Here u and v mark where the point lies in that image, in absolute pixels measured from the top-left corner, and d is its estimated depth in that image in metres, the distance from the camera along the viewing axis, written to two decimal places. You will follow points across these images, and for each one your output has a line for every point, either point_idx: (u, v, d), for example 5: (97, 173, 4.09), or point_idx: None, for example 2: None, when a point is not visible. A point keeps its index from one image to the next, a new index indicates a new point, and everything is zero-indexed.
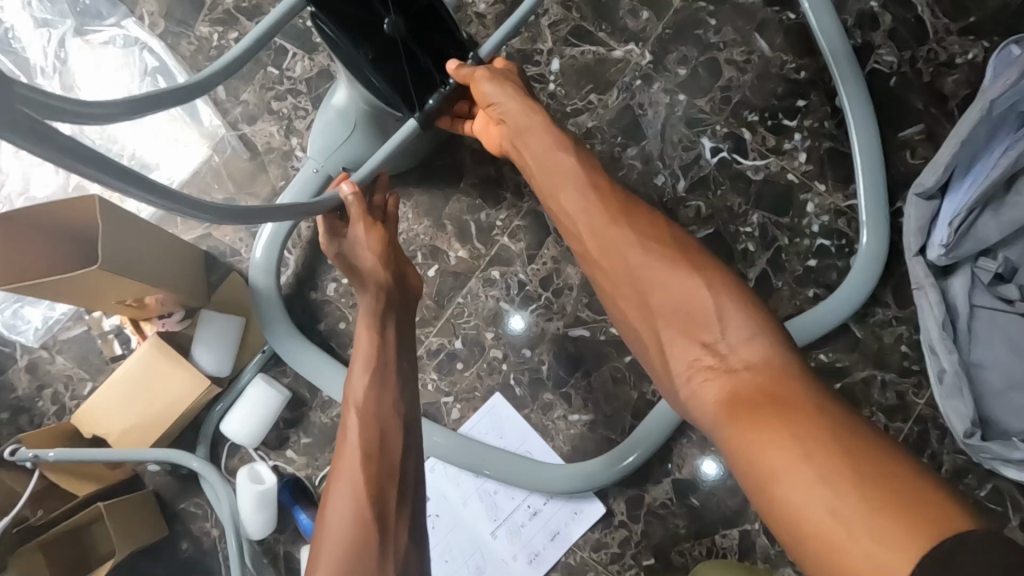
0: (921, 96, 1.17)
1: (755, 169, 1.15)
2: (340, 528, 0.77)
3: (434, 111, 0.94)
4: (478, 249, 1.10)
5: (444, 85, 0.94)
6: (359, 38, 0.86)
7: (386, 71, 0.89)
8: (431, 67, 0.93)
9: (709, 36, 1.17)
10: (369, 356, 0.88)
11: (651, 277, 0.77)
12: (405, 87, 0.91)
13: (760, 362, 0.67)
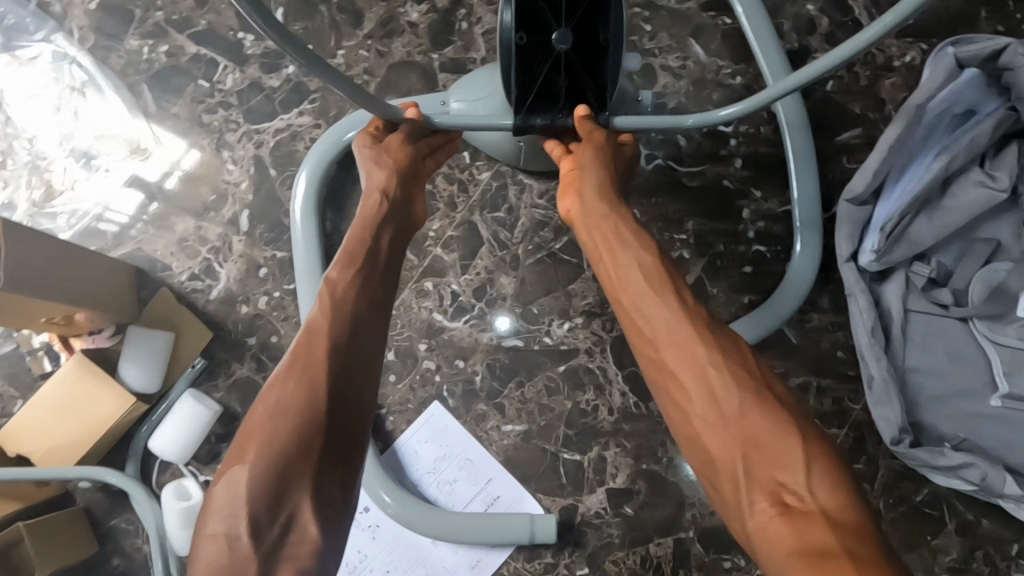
0: (858, 99, 1.17)
1: (690, 176, 1.14)
2: (289, 421, 0.73)
3: (532, 126, 0.92)
4: (410, 261, 1.10)
5: (562, 116, 0.93)
6: (524, 24, 0.88)
7: (526, 66, 0.89)
8: (564, 96, 0.92)
9: (644, 42, 1.16)
10: (353, 250, 0.89)
11: (741, 413, 0.73)
12: (528, 85, 0.90)
13: (842, 517, 0.65)
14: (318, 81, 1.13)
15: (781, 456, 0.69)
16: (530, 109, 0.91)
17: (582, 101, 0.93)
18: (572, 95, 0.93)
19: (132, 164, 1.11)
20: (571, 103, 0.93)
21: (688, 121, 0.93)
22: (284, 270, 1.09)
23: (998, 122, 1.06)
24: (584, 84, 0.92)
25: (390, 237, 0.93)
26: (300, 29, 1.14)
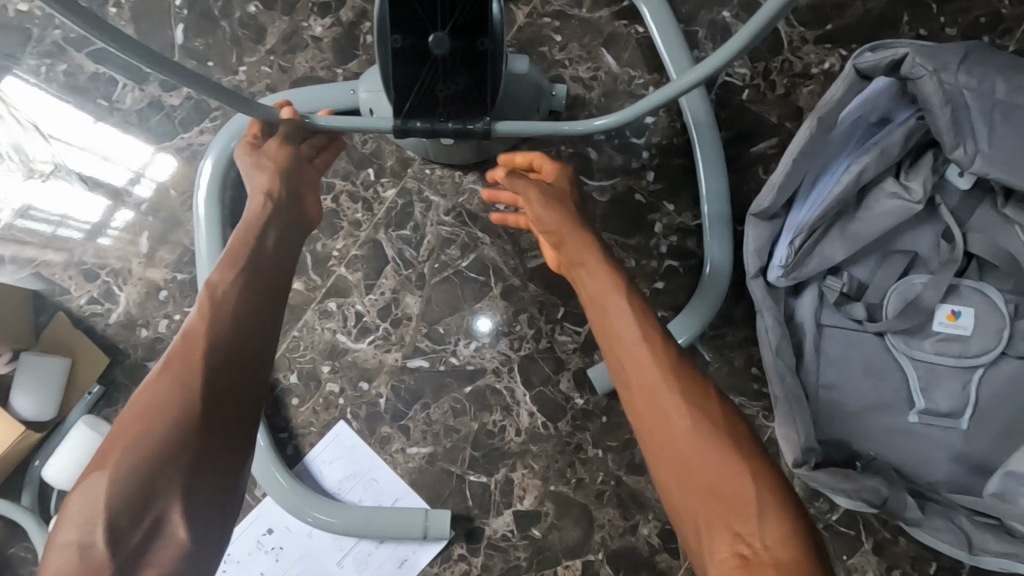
0: (775, 108, 1.14)
1: (600, 190, 1.12)
2: (161, 432, 0.69)
3: (411, 130, 0.80)
4: (313, 281, 1.08)
5: (440, 123, 0.80)
6: (399, 22, 0.79)
7: (401, 69, 0.80)
8: (443, 102, 0.80)
9: (554, 53, 1.14)
10: (237, 256, 0.85)
11: (700, 459, 0.71)
12: (404, 90, 0.79)
13: (795, 569, 0.63)
14: (219, 99, 1.11)
15: (735, 499, 0.68)
16: (408, 112, 0.79)
17: (463, 112, 0.80)
18: (453, 101, 0.80)
19: (97, 170, 1.10)
20: (452, 110, 0.80)
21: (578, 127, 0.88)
22: (183, 292, 1.07)
23: (910, 133, 1.02)
24: (465, 91, 0.80)
25: (275, 243, 0.89)
26: (201, 46, 1.12)
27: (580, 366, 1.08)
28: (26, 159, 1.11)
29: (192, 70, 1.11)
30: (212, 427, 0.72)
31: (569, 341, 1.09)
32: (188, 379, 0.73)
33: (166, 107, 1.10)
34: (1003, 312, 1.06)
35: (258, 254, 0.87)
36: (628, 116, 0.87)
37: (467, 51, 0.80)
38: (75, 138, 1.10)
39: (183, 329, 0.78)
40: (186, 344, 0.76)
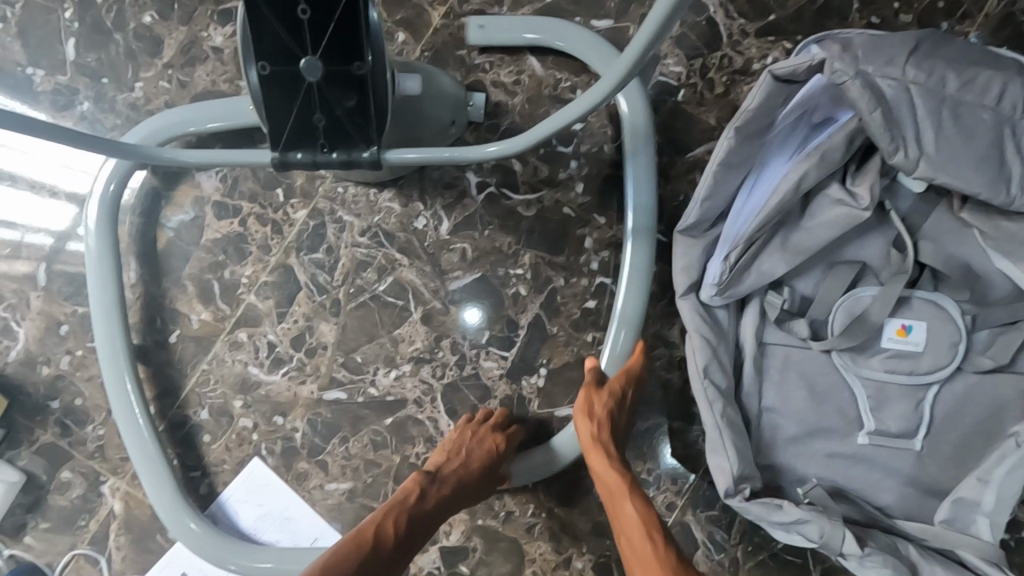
0: (713, 109, 1.05)
1: (526, 204, 1.04)
2: None
3: (292, 163, 0.70)
4: (222, 310, 1.02)
5: (324, 154, 0.70)
6: (261, 46, 0.65)
7: (273, 101, 0.67)
8: (324, 129, 0.69)
9: (473, 56, 1.06)
10: (461, 483, 0.89)
11: None
12: (280, 119, 0.68)
13: None
14: (116, 119, 1.04)
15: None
16: (286, 144, 0.69)
17: (348, 141, 0.70)
18: (336, 129, 0.69)
19: (62, 179, 1.03)
20: (335, 140, 0.69)
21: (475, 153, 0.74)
22: (84, 326, 1.01)
23: (851, 136, 0.93)
24: (348, 119, 0.69)
25: (482, 490, 0.92)
26: (93, 61, 1.04)
27: (507, 393, 1.02)
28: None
29: (85, 88, 1.04)
30: None
31: (495, 367, 1.02)
32: (378, 555, 0.79)
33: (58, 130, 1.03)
34: (958, 326, 0.98)
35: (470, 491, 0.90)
36: (545, 132, 0.75)
37: (345, 77, 0.67)
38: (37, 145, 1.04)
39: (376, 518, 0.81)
40: (397, 530, 0.81)
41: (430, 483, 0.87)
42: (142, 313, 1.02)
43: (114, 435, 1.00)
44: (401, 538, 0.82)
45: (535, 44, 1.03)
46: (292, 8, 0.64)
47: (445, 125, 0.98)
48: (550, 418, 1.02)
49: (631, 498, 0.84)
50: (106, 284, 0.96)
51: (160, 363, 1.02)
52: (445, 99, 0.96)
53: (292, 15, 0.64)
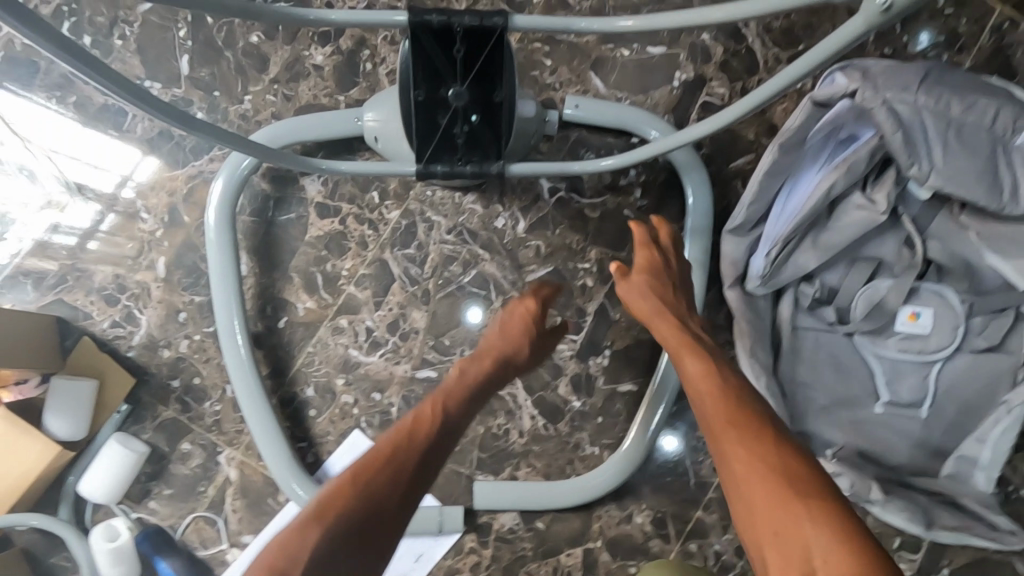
0: (752, 126, 1.22)
1: (592, 207, 1.19)
2: (342, 519, 0.76)
3: (434, 174, 0.84)
4: (325, 299, 1.15)
5: (461, 165, 0.85)
6: (418, 77, 0.80)
7: (423, 122, 0.83)
8: (463, 145, 0.84)
9: (545, 77, 1.21)
10: (501, 359, 0.99)
11: (759, 503, 0.72)
12: (427, 137, 0.83)
13: None
14: (227, 127, 1.16)
15: (805, 529, 0.67)
16: (430, 158, 0.83)
17: (481, 154, 0.84)
18: (471, 145, 0.84)
19: (85, 178, 1.15)
20: (469, 154, 0.84)
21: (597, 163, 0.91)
22: (202, 313, 1.13)
23: (873, 152, 1.10)
24: (482, 136, 0.84)
25: (529, 359, 1.02)
26: (206, 76, 1.16)
27: (576, 371, 1.17)
28: (25, 163, 1.16)
29: (199, 100, 1.16)
30: (381, 520, 0.78)
31: (566, 349, 1.17)
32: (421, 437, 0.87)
33: (172, 140, 1.15)
34: (958, 313, 1.17)
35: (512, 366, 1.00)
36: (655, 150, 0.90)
37: (484, 103, 0.82)
38: (72, 146, 1.15)
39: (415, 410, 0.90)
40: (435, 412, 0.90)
41: (471, 365, 0.98)
42: (253, 302, 1.14)
43: (230, 410, 1.12)
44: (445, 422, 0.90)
45: (621, 125, 1.15)
46: (447, 48, 0.79)
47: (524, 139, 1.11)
48: (613, 393, 1.17)
49: (691, 356, 0.91)
50: (226, 279, 1.08)
51: (270, 346, 1.14)
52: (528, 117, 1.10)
53: (447, 54, 0.79)
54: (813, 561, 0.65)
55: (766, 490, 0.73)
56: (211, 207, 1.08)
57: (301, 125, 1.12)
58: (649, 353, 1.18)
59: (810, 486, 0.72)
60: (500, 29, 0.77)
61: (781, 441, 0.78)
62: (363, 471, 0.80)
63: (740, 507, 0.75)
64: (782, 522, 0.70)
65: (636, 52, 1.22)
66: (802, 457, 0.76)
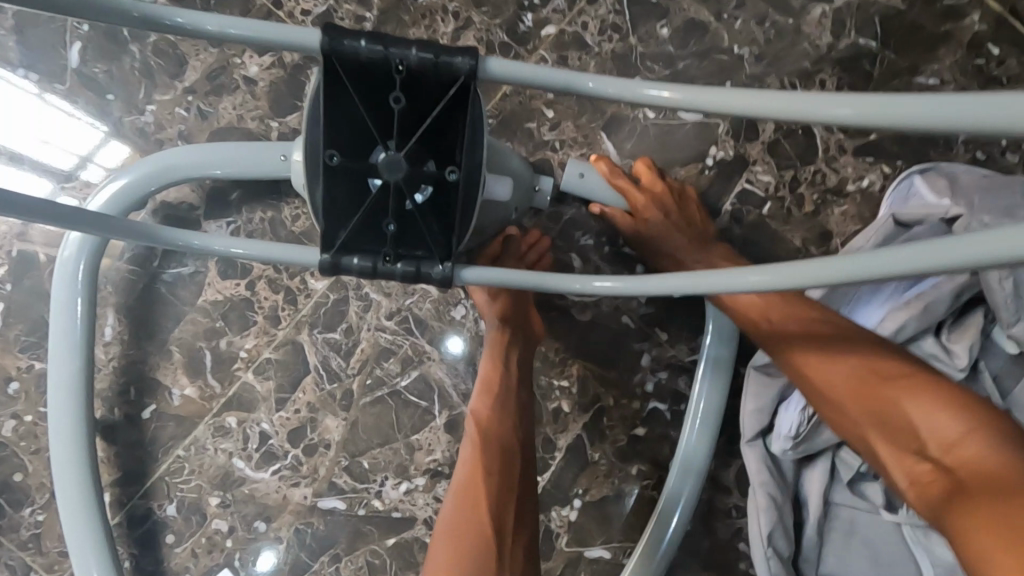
0: (800, 230, 0.95)
1: (581, 307, 0.91)
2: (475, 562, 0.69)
3: (346, 271, 0.53)
4: (211, 387, 0.86)
5: (388, 261, 0.53)
6: (334, 130, 0.52)
7: (336, 193, 0.54)
8: (394, 232, 0.54)
9: (543, 131, 0.94)
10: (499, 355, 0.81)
11: (847, 375, 0.71)
12: (340, 216, 0.54)
13: (984, 460, 0.61)
14: (119, 145, 0.89)
15: (902, 406, 0.67)
16: (341, 246, 0.53)
17: (420, 250, 0.55)
18: (405, 235, 0.54)
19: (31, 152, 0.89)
20: (401, 248, 0.54)
21: (579, 283, 0.56)
22: (40, 387, 0.85)
23: (958, 292, 0.83)
24: (424, 223, 0.55)
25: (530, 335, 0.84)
26: (100, 73, 0.89)
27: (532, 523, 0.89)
28: None
29: (86, 102, 0.89)
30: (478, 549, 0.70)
31: None
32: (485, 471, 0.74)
33: (57, 154, 0.89)
34: None
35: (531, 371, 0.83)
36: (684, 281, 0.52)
37: (430, 176, 0.55)
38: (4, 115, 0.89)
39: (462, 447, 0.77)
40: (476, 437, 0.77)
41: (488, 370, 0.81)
42: (114, 379, 0.86)
43: (56, 522, 0.83)
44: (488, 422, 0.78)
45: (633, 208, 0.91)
46: (381, 93, 0.50)
47: (506, 213, 0.83)
48: (577, 559, 0.88)
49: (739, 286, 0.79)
50: (69, 348, 0.80)
51: (127, 441, 0.86)
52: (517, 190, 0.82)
53: (381, 102, 0.51)
54: (922, 433, 0.65)
55: (849, 362, 0.71)
56: (65, 250, 0.81)
57: (206, 155, 0.83)
58: (631, 512, 0.89)
59: (890, 368, 0.69)
60: (466, 76, 0.48)
61: (826, 322, 0.75)
62: (438, 545, 0.72)
63: (825, 401, 0.72)
64: (877, 404, 0.68)
65: (663, 116, 0.95)
66: (858, 337, 0.73)
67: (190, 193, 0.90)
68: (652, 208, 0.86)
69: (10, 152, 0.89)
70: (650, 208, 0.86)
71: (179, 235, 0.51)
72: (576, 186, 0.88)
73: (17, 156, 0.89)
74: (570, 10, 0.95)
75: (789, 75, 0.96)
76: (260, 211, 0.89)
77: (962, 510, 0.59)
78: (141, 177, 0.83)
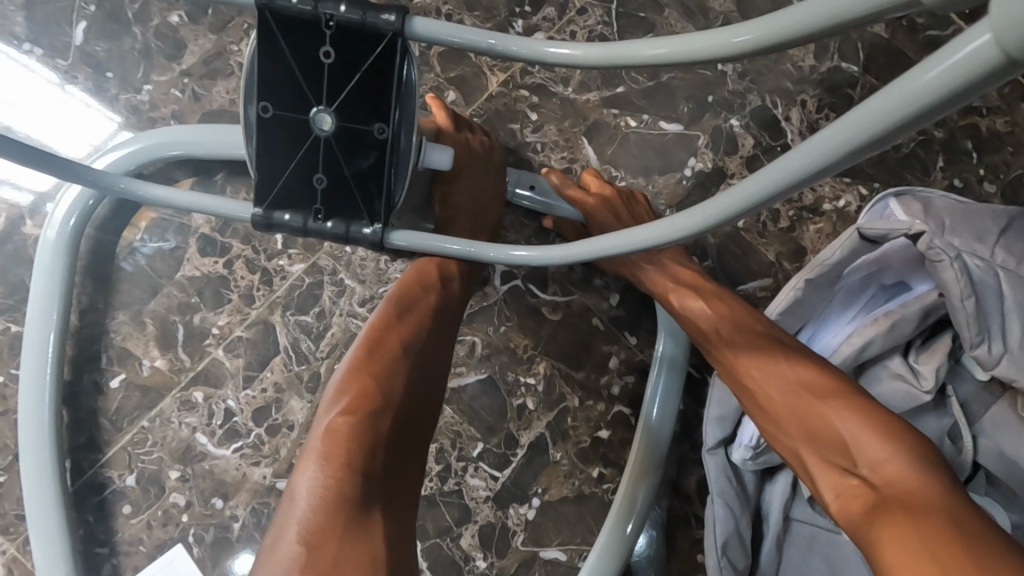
0: (773, 244, 0.96)
1: (552, 306, 0.92)
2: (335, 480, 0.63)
3: (278, 224, 0.63)
4: (180, 361, 0.88)
5: (318, 215, 0.63)
6: (270, 87, 0.62)
7: (270, 149, 0.63)
8: (324, 186, 0.64)
9: (525, 132, 0.96)
10: (420, 289, 0.76)
11: (787, 390, 0.70)
12: (275, 173, 0.64)
13: (903, 480, 0.61)
14: (112, 121, 0.92)
15: (831, 419, 0.67)
16: (275, 199, 0.63)
17: (348, 202, 0.64)
18: (336, 191, 0.64)
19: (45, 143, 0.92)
20: (332, 204, 0.64)
21: (494, 251, 0.61)
22: (13, 350, 0.88)
23: (927, 311, 0.83)
24: (355, 182, 0.64)
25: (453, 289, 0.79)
26: (101, 52, 0.92)
27: (489, 520, 0.88)
28: None
29: (85, 78, 0.92)
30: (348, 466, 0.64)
31: (481, 488, 0.89)
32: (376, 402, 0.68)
33: (66, 134, 0.92)
34: None
35: (455, 315, 0.79)
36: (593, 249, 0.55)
37: (357, 132, 0.64)
38: (15, 112, 0.92)
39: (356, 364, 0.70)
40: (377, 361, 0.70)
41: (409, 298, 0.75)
42: (87, 346, 0.88)
43: (15, 484, 0.85)
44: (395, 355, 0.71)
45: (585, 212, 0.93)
46: (314, 51, 0.60)
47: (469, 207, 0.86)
48: (531, 559, 0.88)
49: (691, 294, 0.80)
50: (48, 307, 0.83)
51: (93, 409, 0.87)
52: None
53: (313, 59, 0.61)
54: (851, 449, 0.65)
55: (789, 376, 0.71)
56: (50, 223, 0.85)
57: (188, 134, 0.86)
58: (590, 514, 0.89)
59: (827, 385, 0.70)
60: (390, 34, 0.58)
61: (775, 335, 0.75)
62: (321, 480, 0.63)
63: (763, 412, 0.72)
64: (813, 419, 0.68)
65: (644, 125, 0.97)
66: (799, 351, 0.73)
67: (178, 170, 0.92)
68: (601, 209, 0.87)
69: (6, 127, 0.92)
70: (601, 210, 0.87)
71: (115, 180, 0.58)
72: (530, 200, 0.93)
73: (12, 132, 0.92)
74: (560, 19, 0.98)
75: (771, 93, 0.98)
76: (243, 192, 0.92)
77: (881, 527, 0.59)
78: (135, 150, 0.86)
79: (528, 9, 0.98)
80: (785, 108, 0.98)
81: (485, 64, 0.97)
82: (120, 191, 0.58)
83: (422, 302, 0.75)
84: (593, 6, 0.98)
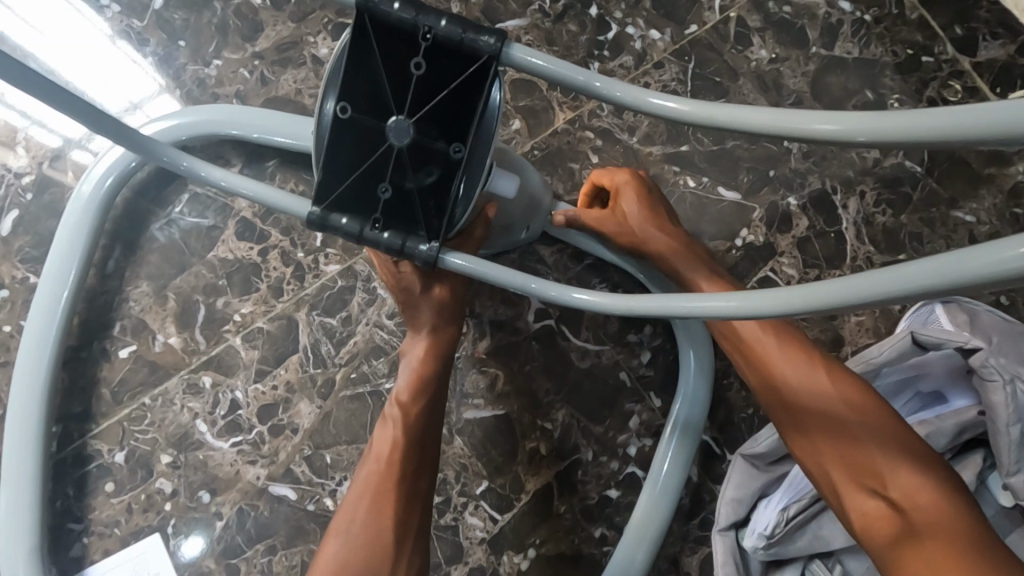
0: (813, 330, 0.94)
1: (582, 353, 0.90)
2: (342, 552, 0.65)
3: (331, 227, 0.57)
4: (195, 342, 0.85)
5: (373, 225, 0.57)
6: (352, 85, 0.55)
7: (338, 149, 0.56)
8: (386, 197, 0.57)
9: (583, 173, 0.95)
10: (433, 355, 0.74)
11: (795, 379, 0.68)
12: (337, 173, 0.57)
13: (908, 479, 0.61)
14: (174, 89, 0.91)
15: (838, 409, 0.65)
16: (334, 201, 0.57)
17: (409, 219, 0.57)
18: (399, 205, 0.57)
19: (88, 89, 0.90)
20: (392, 216, 0.57)
21: (555, 291, 0.54)
22: (27, 300, 0.86)
23: (964, 428, 0.80)
24: (420, 199, 0.57)
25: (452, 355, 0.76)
26: (178, 21, 0.92)
27: (480, 563, 0.85)
28: None
29: (157, 43, 0.91)
30: (354, 552, 0.65)
31: (477, 528, 0.86)
32: (394, 478, 0.68)
33: (112, 86, 0.91)
34: None
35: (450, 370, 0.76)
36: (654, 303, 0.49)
37: (433, 148, 0.56)
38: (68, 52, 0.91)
39: (395, 437, 0.71)
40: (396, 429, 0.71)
41: (426, 358, 0.74)
42: (101, 311, 0.85)
43: None
44: (409, 423, 0.72)
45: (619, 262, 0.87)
46: (405, 59, 0.53)
47: (517, 236, 0.84)
48: None
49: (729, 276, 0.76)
50: (68, 263, 0.81)
51: (95, 376, 0.84)
52: (518, 195, 0.77)
53: (402, 67, 0.54)
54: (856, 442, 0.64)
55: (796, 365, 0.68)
56: (87, 179, 0.83)
57: (246, 113, 0.85)
58: (584, 574, 0.85)
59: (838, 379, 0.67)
60: (487, 56, 0.52)
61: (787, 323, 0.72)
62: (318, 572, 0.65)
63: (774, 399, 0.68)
64: (833, 421, 0.65)
65: (703, 187, 0.96)
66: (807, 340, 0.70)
67: (230, 150, 0.91)
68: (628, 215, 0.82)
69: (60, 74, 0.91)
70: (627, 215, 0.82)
71: (175, 155, 0.57)
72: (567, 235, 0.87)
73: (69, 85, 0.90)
74: (636, 69, 0.98)
75: (833, 179, 0.97)
76: (292, 182, 0.90)
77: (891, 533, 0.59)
78: (191, 122, 0.85)
79: (606, 54, 0.98)
80: (843, 196, 0.97)
81: (555, 100, 0.96)
82: (178, 167, 0.58)
83: (427, 364, 0.74)
84: (670, 62, 0.98)
